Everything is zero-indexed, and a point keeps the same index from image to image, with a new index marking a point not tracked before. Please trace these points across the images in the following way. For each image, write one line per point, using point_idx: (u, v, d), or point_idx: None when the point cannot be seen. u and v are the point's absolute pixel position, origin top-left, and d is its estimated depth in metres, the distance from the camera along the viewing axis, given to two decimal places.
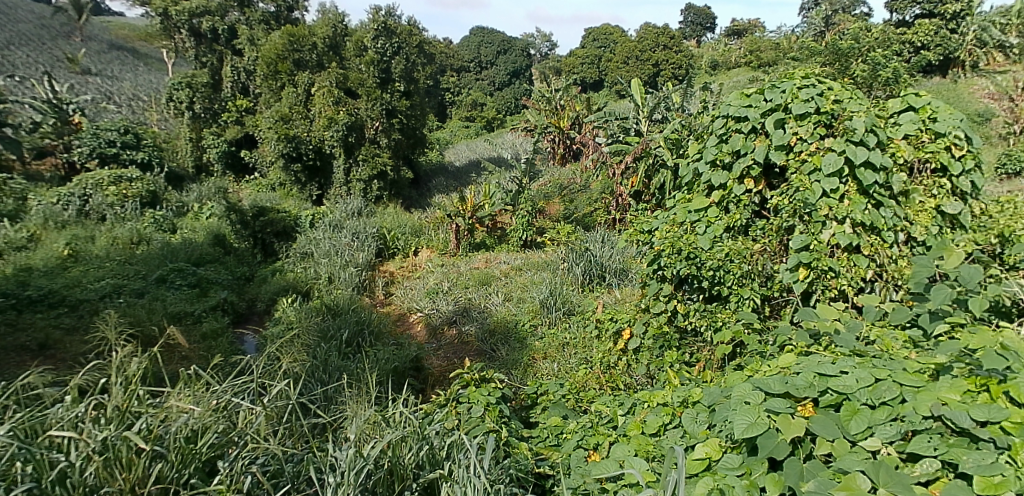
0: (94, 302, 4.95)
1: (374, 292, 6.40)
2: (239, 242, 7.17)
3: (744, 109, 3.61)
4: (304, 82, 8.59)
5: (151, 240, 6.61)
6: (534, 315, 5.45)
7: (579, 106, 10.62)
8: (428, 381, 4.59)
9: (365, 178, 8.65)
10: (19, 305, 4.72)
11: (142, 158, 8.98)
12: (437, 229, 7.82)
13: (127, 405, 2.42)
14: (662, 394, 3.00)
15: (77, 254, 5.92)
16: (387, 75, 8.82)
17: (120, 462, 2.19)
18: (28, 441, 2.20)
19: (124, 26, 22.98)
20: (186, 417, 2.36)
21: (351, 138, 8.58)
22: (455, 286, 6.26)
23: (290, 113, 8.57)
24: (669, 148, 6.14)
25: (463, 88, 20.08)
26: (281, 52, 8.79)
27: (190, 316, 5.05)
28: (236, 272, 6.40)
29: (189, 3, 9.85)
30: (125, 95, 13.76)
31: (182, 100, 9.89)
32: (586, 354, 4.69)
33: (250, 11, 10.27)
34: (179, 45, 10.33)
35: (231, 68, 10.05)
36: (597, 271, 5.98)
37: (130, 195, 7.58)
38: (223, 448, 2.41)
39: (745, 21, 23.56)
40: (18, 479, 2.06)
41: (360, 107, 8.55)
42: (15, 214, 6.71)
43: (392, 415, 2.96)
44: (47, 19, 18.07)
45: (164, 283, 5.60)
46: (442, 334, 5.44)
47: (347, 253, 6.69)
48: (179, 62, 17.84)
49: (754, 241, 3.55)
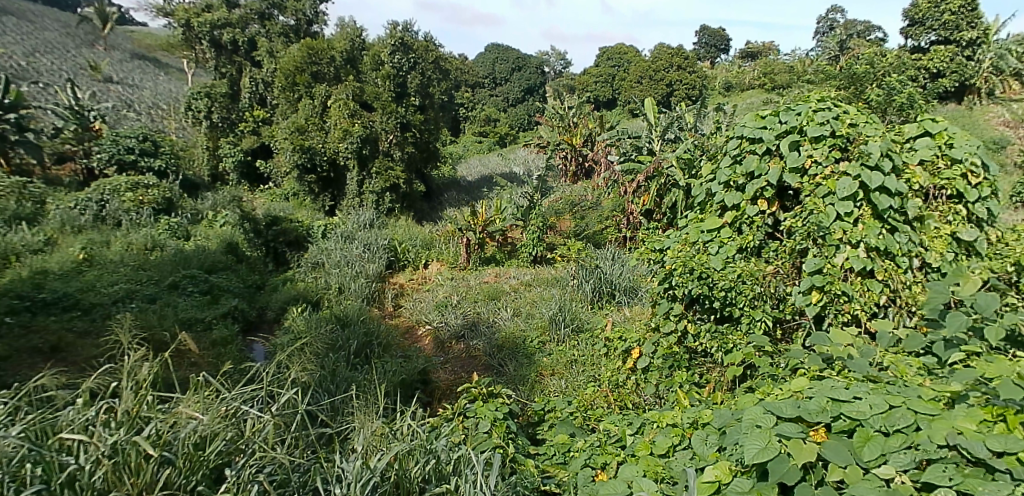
0: (107, 307, 4.98)
1: (384, 304, 6.40)
2: (252, 250, 7.20)
3: (759, 131, 3.62)
4: (321, 94, 8.66)
5: (164, 247, 6.66)
6: (542, 331, 5.45)
7: (592, 124, 10.67)
8: (435, 395, 4.58)
9: (378, 190, 8.68)
10: (34, 307, 4.77)
11: (159, 165, 9.06)
12: (448, 243, 7.86)
13: (136, 410, 2.43)
14: (672, 414, 2.97)
15: (92, 258, 5.98)
16: (402, 89, 8.96)
17: (129, 467, 2.18)
18: (39, 443, 2.21)
19: (146, 37, 23.45)
20: (195, 423, 2.36)
21: (365, 151, 8.61)
22: (464, 300, 6.27)
23: (307, 125, 8.64)
24: (682, 168, 6.25)
25: (476, 105, 20.27)
26: (300, 64, 8.85)
27: (200, 323, 5.07)
28: (247, 279, 6.40)
29: (211, 15, 10.00)
30: (145, 103, 14.01)
31: (200, 110, 10.00)
32: (595, 372, 4.67)
33: (270, 24, 10.43)
34: (200, 55, 10.45)
35: (249, 79, 10.16)
36: (607, 289, 6.00)
37: (146, 202, 7.64)
38: (231, 456, 2.41)
39: (760, 44, 23.55)
40: (27, 481, 2.06)
41: (375, 120, 8.58)
42: (33, 218, 6.79)
43: (399, 427, 2.95)
44: (71, 29, 18.49)
45: (175, 289, 5.62)
46: (450, 348, 5.44)
47: (358, 265, 6.73)
48: (200, 72, 18.10)
49: (767, 262, 3.55)
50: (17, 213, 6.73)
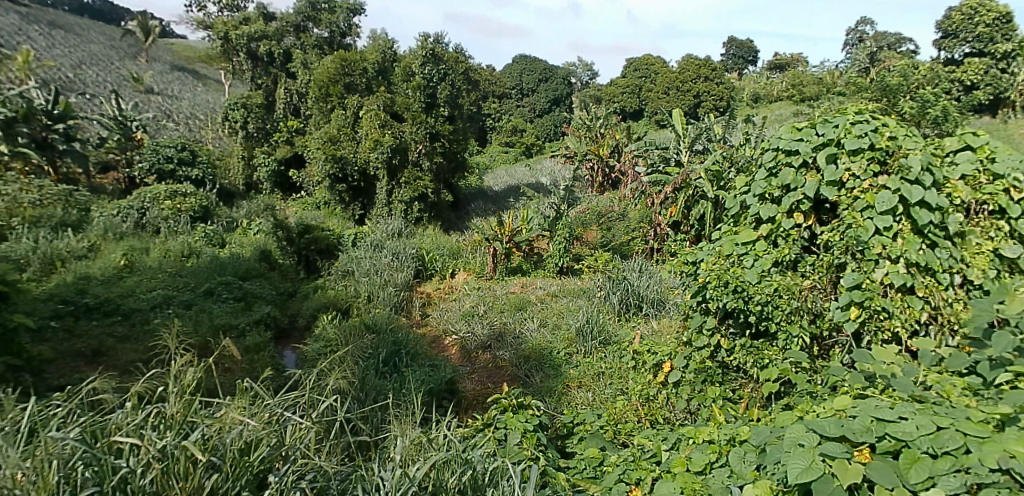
0: (146, 312, 5.10)
1: (411, 313, 6.44)
2: (284, 258, 7.31)
3: (795, 143, 3.58)
4: (353, 105, 8.82)
5: (201, 253, 6.80)
6: (569, 343, 5.44)
7: (619, 135, 10.67)
8: (463, 405, 4.59)
9: (407, 199, 8.76)
10: (77, 312, 4.91)
11: (197, 174, 9.27)
12: (475, 252, 7.90)
13: (183, 414, 2.48)
14: (708, 430, 2.93)
15: (133, 264, 6.13)
16: (432, 100, 8.93)
17: (177, 471, 2.23)
18: (92, 445, 2.26)
19: (187, 49, 24.21)
20: (241, 429, 2.41)
21: (395, 161, 8.71)
22: (491, 310, 6.29)
23: (339, 135, 8.79)
24: (710, 180, 6.25)
25: (503, 116, 20.40)
26: (333, 76, 9.05)
27: (234, 329, 5.16)
28: (280, 287, 6.51)
29: (248, 27, 10.22)
30: (184, 113, 14.39)
31: (236, 120, 10.15)
32: (622, 385, 4.64)
33: (306, 36, 10.65)
34: (238, 67, 10.68)
35: (285, 90, 10.30)
36: (634, 301, 5.98)
37: (184, 209, 7.82)
38: (274, 462, 2.45)
39: (787, 55, 23.39)
40: (80, 483, 2.11)
41: (405, 131, 8.73)
42: (77, 225, 7.00)
43: (435, 437, 2.98)
44: (116, 42, 19.20)
45: (211, 295, 5.73)
46: (476, 358, 5.47)
47: (387, 273, 6.80)
48: (237, 84, 18.58)
49: (804, 276, 3.50)
50: (63, 220, 6.94)
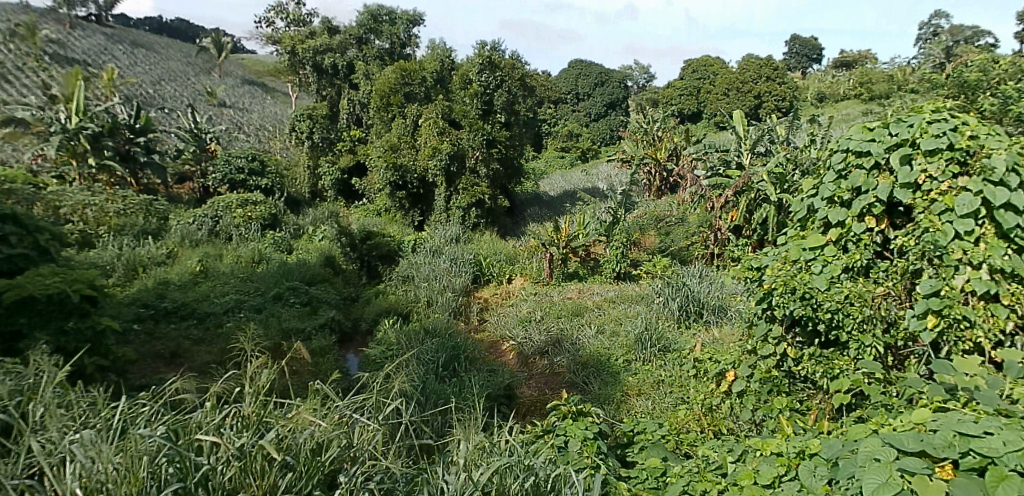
0: (219, 316, 5.35)
1: (469, 318, 6.50)
2: (347, 264, 7.52)
3: (866, 144, 3.44)
4: (412, 113, 9.05)
5: (269, 259, 7.08)
6: (627, 350, 5.37)
7: (677, 138, 10.50)
8: (521, 410, 4.60)
9: (464, 205, 8.85)
10: (157, 315, 5.20)
11: (266, 184, 9.67)
12: (531, 258, 7.92)
13: (259, 415, 2.59)
14: (775, 442, 2.84)
15: (207, 270, 6.43)
16: (488, 107, 9.17)
17: (254, 470, 2.34)
18: (175, 442, 2.38)
19: (256, 64, 25.34)
20: (313, 430, 2.51)
21: (453, 168, 8.86)
22: (548, 315, 6.29)
23: (399, 143, 9.02)
24: (774, 183, 6.12)
25: (558, 121, 20.40)
26: (394, 85, 9.26)
27: (301, 333, 5.35)
28: (343, 292, 6.69)
29: (313, 41, 10.58)
30: (253, 125, 15.05)
31: (303, 131, 10.53)
32: (683, 394, 4.55)
33: (367, 48, 10.95)
34: (304, 79, 11.07)
35: (347, 101, 10.56)
36: (695, 307, 5.86)
37: (254, 217, 8.16)
38: (343, 463, 2.55)
39: (854, 52, 22.51)
40: (164, 478, 2.23)
41: (462, 138, 8.84)
42: (157, 233, 7.41)
43: (497, 442, 3.01)
44: (193, 59, 20.37)
45: (279, 300, 5.96)
46: (534, 364, 5.48)
47: (445, 279, 6.89)
48: (302, 96, 19.33)
49: (876, 283, 3.36)
50: (145, 228, 7.36)
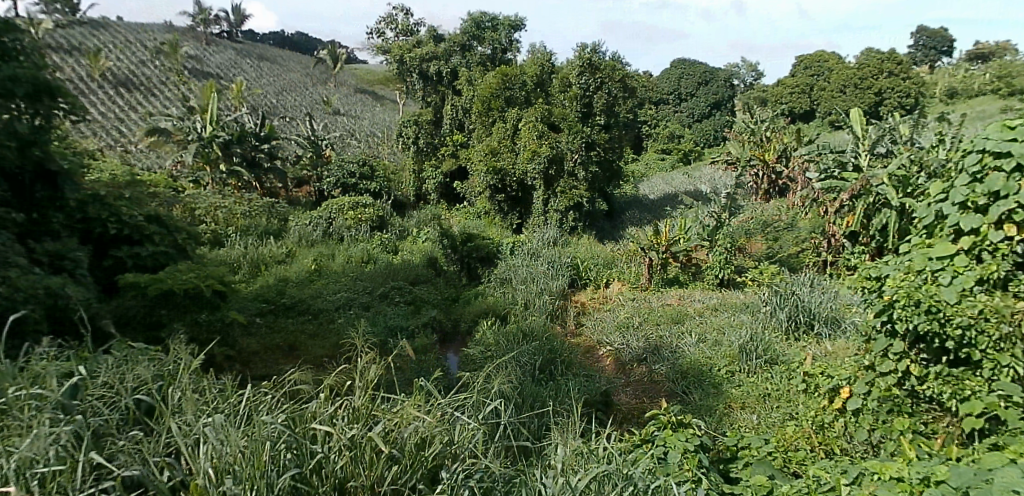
0: (331, 312, 5.68)
1: (566, 322, 6.47)
2: (449, 265, 7.74)
3: (1006, 144, 3.12)
4: (513, 117, 9.23)
5: (377, 260, 7.44)
6: (730, 360, 5.15)
7: (787, 138, 9.97)
8: (618, 417, 4.54)
9: (562, 208, 8.85)
10: (277, 310, 5.60)
11: (375, 187, 10.16)
12: (630, 262, 7.79)
13: (367, 408, 2.75)
14: (896, 466, 2.61)
15: (321, 268, 6.85)
16: (588, 109, 9.16)
17: (363, 460, 2.47)
18: (293, 429, 2.55)
19: (367, 73, 26.75)
20: (418, 425, 2.63)
21: (551, 171, 8.92)
22: (647, 322, 6.16)
23: (499, 147, 9.21)
24: (894, 187, 5.68)
25: (659, 122, 19.98)
26: (494, 90, 9.48)
27: (405, 330, 5.57)
28: (445, 292, 6.90)
29: (420, 50, 11.01)
30: (364, 131, 15.86)
31: (409, 136, 10.98)
32: (791, 409, 4.31)
33: (470, 54, 11.20)
34: (411, 87, 11.52)
35: (451, 106, 10.87)
36: (805, 318, 5.54)
37: (364, 219, 8.60)
38: (445, 459, 2.65)
39: (992, 44, 20.46)
40: (283, 463, 2.39)
41: (562, 141, 8.86)
42: (278, 233, 7.99)
43: (595, 449, 3.01)
44: (312, 72, 21.89)
45: (385, 298, 6.24)
46: (631, 370, 5.38)
47: (543, 281, 6.92)
48: (409, 103, 20.19)
49: (1017, 298, 3.00)
50: (267, 229, 7.96)
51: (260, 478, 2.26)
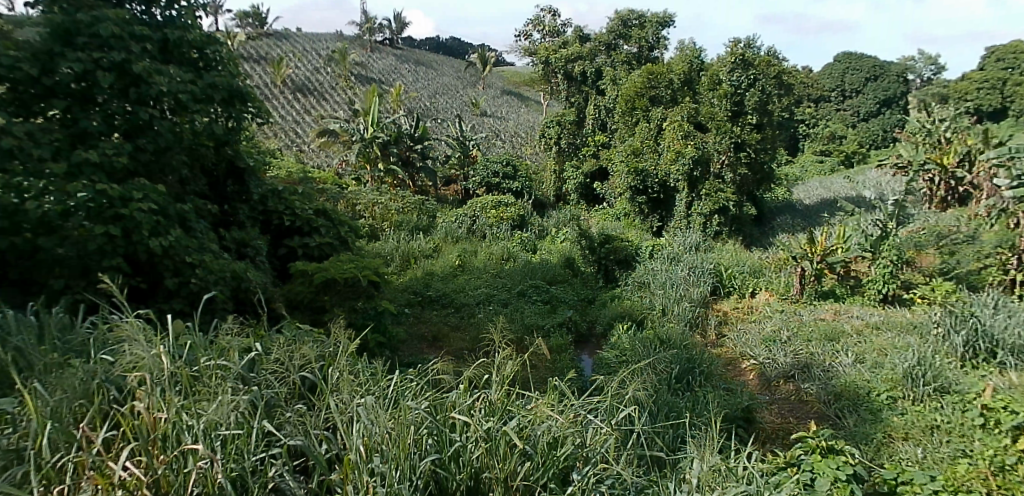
0: (472, 306, 5.93)
1: (706, 332, 6.18)
2: (586, 266, 7.72)
3: None
4: (656, 117, 9.06)
5: (517, 258, 7.63)
6: (893, 386, 4.65)
7: (974, 138, 8.79)
8: (759, 437, 4.28)
9: (706, 212, 8.51)
10: (423, 302, 5.94)
11: (517, 187, 10.41)
12: (779, 272, 7.30)
13: (503, 403, 2.88)
14: None
15: (464, 264, 7.15)
16: (739, 108, 8.69)
17: (498, 453, 2.56)
18: (436, 416, 2.70)
19: (514, 74, 27.45)
20: (551, 424, 2.69)
21: (696, 173, 8.59)
22: (796, 337, 5.73)
23: (642, 147, 9.12)
24: None
25: (819, 122, 18.51)
26: (639, 89, 9.34)
27: (541, 329, 5.66)
28: (581, 293, 6.89)
29: (566, 50, 11.08)
30: (509, 132, 16.30)
31: (552, 137, 11.14)
32: (966, 446, 3.80)
33: (616, 53, 10.88)
34: (555, 87, 11.62)
35: (594, 106, 10.81)
36: (988, 345, 4.89)
37: (505, 218, 8.85)
38: (577, 461, 2.68)
39: None
40: (426, 447, 2.53)
41: (709, 141, 8.48)
42: (427, 229, 8.45)
43: (735, 468, 2.86)
44: (463, 75, 22.96)
45: (523, 296, 6.39)
46: (778, 388, 5.07)
47: (682, 287, 6.64)
48: (553, 104, 20.49)
49: None
50: (417, 224, 8.45)
51: (404, 459, 2.41)
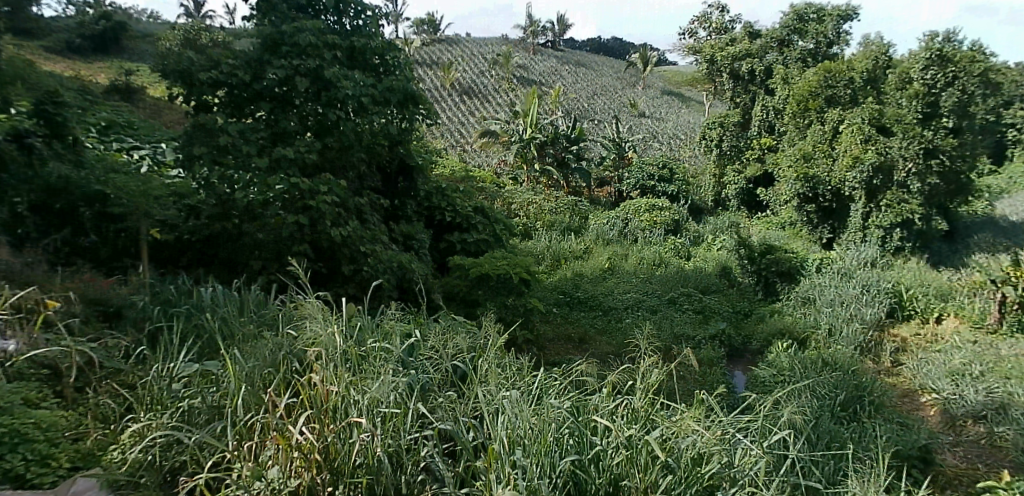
0: (620, 310, 5.89)
1: (879, 358, 5.61)
2: (744, 277, 7.30)
3: None
4: (832, 119, 8.33)
5: (668, 264, 7.46)
6: None
7: None
8: (940, 480, 3.83)
9: (886, 225, 7.79)
10: (571, 302, 6.00)
11: (672, 190, 10.17)
12: (975, 297, 6.39)
13: (646, 411, 2.84)
14: None
15: (614, 267, 7.11)
16: (933, 109, 7.55)
17: (640, 461, 2.53)
18: (578, 417, 2.74)
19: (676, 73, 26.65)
20: (696, 439, 2.61)
21: (875, 181, 7.82)
22: (992, 372, 4.90)
23: (814, 152, 8.47)
24: None
25: None
26: (814, 89, 8.69)
27: (691, 340, 5.48)
28: (737, 306, 6.53)
29: (734, 48, 10.49)
30: (667, 133, 15.90)
31: (713, 139, 10.87)
32: None
33: (789, 50, 10.07)
34: (719, 87, 11.04)
35: (762, 107, 10.10)
36: None
37: (659, 222, 8.71)
38: (723, 481, 2.55)
39: None
40: (566, 446, 2.55)
41: (894, 146, 7.64)
42: (578, 230, 8.50)
43: None
44: (624, 74, 22.89)
45: (674, 304, 6.26)
46: (964, 429, 4.45)
47: (853, 306, 6.00)
48: (716, 103, 19.61)
49: None
50: (568, 225, 8.54)
51: (545, 455, 2.43)
